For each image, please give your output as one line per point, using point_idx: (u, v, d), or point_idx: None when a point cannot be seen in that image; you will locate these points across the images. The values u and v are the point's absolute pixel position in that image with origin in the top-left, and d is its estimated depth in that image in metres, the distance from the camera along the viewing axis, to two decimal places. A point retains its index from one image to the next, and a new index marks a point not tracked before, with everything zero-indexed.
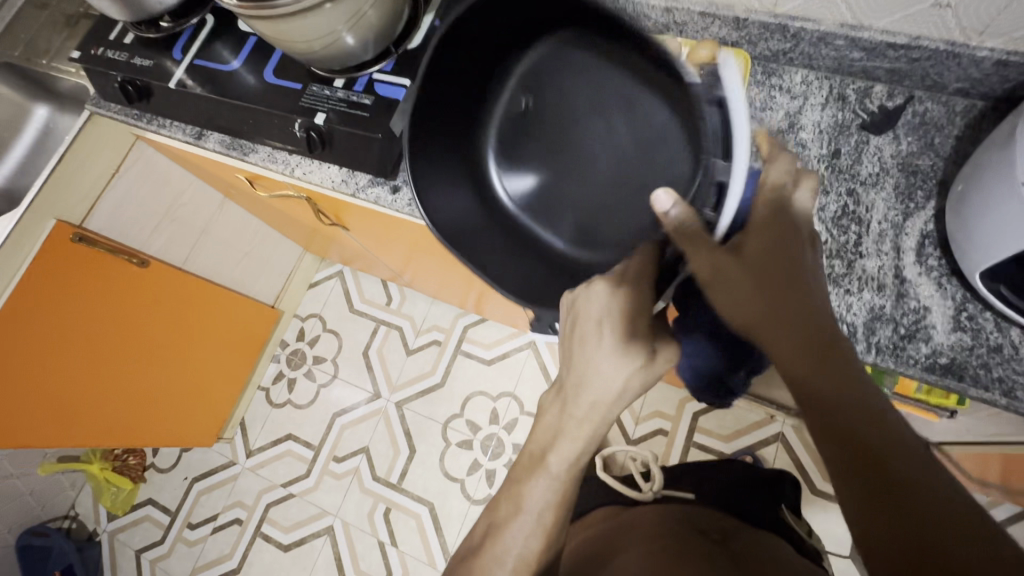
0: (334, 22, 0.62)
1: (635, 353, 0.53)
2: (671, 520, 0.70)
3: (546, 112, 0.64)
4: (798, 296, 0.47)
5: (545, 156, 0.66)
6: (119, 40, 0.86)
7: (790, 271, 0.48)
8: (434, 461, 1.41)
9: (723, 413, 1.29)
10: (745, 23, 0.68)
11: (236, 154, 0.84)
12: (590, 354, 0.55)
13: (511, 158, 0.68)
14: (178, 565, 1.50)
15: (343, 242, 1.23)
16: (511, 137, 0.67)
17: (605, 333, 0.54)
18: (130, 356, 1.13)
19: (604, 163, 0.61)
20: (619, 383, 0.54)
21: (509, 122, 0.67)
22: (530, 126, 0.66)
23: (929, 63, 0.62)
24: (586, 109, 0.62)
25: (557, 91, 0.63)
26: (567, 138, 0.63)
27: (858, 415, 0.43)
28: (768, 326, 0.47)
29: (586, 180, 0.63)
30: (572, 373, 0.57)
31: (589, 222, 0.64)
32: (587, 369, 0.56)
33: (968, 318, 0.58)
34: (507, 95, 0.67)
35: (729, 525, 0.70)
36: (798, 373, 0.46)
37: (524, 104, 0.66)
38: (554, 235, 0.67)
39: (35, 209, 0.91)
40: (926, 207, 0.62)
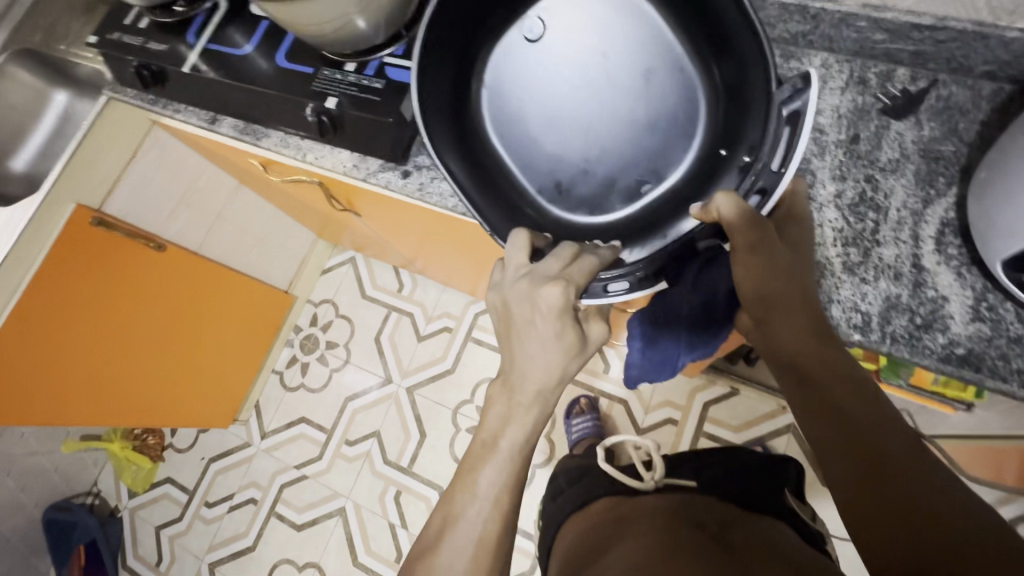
0: (345, 5, 0.62)
1: (572, 343, 0.53)
2: (672, 511, 0.71)
3: (557, 53, 0.62)
4: (800, 285, 0.55)
5: (547, 116, 0.62)
6: (135, 25, 0.87)
7: (804, 257, 0.58)
8: (443, 446, 1.43)
9: (734, 403, 1.28)
10: (763, 3, 0.65)
11: (250, 139, 0.84)
12: (528, 346, 0.54)
13: (501, 99, 0.64)
14: (196, 541, 1.54)
15: (356, 229, 1.24)
16: (513, 73, 0.64)
17: (540, 324, 0.53)
18: (145, 339, 1.15)
19: (608, 114, 0.60)
20: (559, 370, 0.53)
21: (517, 56, 0.63)
22: (539, 62, 0.62)
23: (955, 45, 0.60)
24: (599, 65, 0.60)
25: (574, 37, 0.61)
26: (575, 81, 0.61)
27: (849, 390, 0.51)
28: (784, 309, 0.55)
29: (583, 129, 0.61)
30: (511, 366, 0.55)
31: (577, 174, 0.62)
32: (523, 360, 0.54)
33: (988, 309, 0.57)
34: (512, 35, 0.64)
35: (731, 513, 0.71)
36: (808, 356, 0.53)
37: (537, 37, 0.62)
38: (530, 185, 0.64)
39: (54, 193, 0.93)
40: (947, 194, 0.61)
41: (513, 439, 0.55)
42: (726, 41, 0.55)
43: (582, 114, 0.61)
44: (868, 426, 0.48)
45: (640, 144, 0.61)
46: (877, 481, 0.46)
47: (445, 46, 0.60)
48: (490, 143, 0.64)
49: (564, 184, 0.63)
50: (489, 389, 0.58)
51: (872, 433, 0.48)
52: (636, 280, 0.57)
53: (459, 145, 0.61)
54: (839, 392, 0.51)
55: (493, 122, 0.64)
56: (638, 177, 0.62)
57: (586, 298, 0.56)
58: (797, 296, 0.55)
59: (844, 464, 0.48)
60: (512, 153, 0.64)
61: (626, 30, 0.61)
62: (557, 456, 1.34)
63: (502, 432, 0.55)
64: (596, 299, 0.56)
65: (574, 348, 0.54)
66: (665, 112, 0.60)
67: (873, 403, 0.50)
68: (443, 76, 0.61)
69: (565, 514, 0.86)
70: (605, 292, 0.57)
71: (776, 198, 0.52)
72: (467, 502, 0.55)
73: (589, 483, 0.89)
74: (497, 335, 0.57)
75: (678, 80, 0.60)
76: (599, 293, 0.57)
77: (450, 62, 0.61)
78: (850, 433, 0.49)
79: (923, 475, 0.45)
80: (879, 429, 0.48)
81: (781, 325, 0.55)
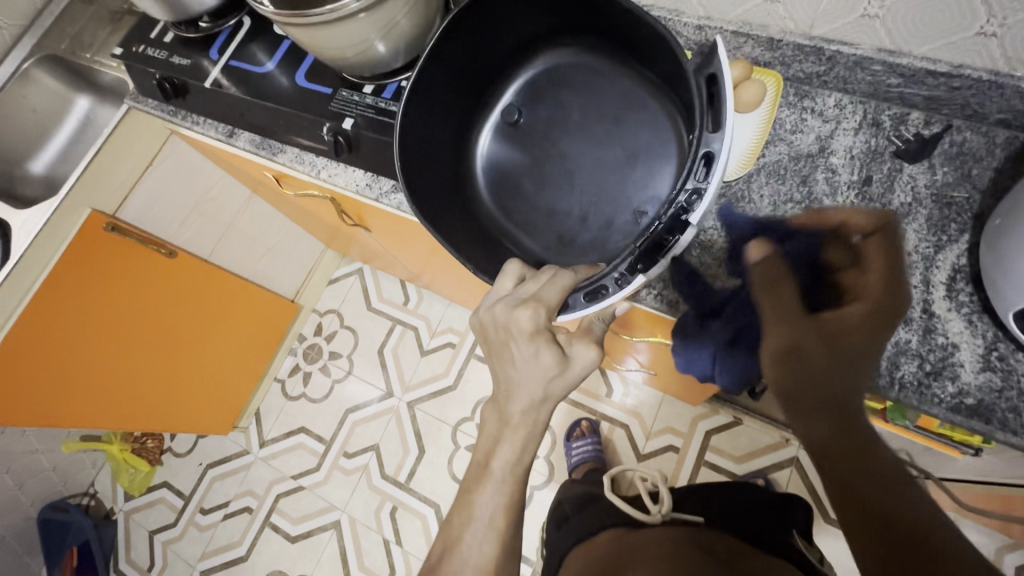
0: (366, 32, 0.64)
1: (554, 366, 0.52)
2: (679, 541, 0.72)
3: (538, 123, 0.69)
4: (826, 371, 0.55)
5: (530, 170, 0.68)
6: (160, 38, 0.89)
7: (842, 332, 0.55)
8: (442, 463, 1.42)
9: (737, 433, 1.27)
10: (779, 44, 0.67)
11: (265, 153, 0.85)
12: (509, 368, 0.54)
13: (499, 154, 0.71)
14: (189, 548, 1.53)
15: (364, 242, 1.24)
16: (502, 143, 0.71)
17: (516, 348, 0.53)
18: (152, 345, 1.16)
19: (592, 161, 0.64)
20: (541, 392, 0.53)
21: (501, 133, 0.71)
22: (518, 136, 0.70)
23: (969, 93, 0.61)
24: (571, 124, 0.67)
25: (549, 102, 0.69)
26: (553, 142, 0.67)
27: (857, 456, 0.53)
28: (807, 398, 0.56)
29: (568, 185, 0.65)
30: (498, 386, 0.55)
31: (576, 226, 0.64)
32: (509, 381, 0.54)
33: (999, 359, 0.56)
34: (502, 106, 0.72)
35: (738, 547, 0.71)
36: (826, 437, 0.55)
37: (513, 117, 0.70)
38: (536, 246, 0.66)
39: (71, 199, 0.94)
40: (960, 240, 0.60)
41: (515, 469, 0.55)
42: (674, 84, 0.60)
43: (566, 164, 0.66)
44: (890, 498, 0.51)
45: (623, 185, 0.62)
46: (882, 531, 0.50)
47: (433, 83, 0.65)
48: (490, 209, 0.69)
49: (565, 239, 0.65)
50: (484, 407, 0.58)
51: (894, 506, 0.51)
52: (616, 283, 0.51)
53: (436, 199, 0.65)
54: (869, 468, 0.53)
55: (492, 179, 0.71)
56: (632, 213, 0.62)
57: (564, 314, 0.53)
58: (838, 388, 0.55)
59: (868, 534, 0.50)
60: (510, 216, 0.68)
61: (593, 90, 0.67)
62: (556, 479, 1.32)
63: (493, 454, 0.55)
64: (576, 314, 0.53)
65: (553, 370, 0.52)
66: (639, 149, 0.63)
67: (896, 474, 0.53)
68: (433, 110, 0.67)
69: (568, 544, 0.85)
70: (586, 303, 0.53)
71: (722, 161, 0.47)
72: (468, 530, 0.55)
73: (589, 512, 0.88)
74: (485, 355, 0.57)
75: (647, 120, 0.63)
76: (579, 305, 0.53)
77: (432, 103, 0.66)
78: (874, 506, 0.51)
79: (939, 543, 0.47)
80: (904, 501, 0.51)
81: (817, 413, 0.55)
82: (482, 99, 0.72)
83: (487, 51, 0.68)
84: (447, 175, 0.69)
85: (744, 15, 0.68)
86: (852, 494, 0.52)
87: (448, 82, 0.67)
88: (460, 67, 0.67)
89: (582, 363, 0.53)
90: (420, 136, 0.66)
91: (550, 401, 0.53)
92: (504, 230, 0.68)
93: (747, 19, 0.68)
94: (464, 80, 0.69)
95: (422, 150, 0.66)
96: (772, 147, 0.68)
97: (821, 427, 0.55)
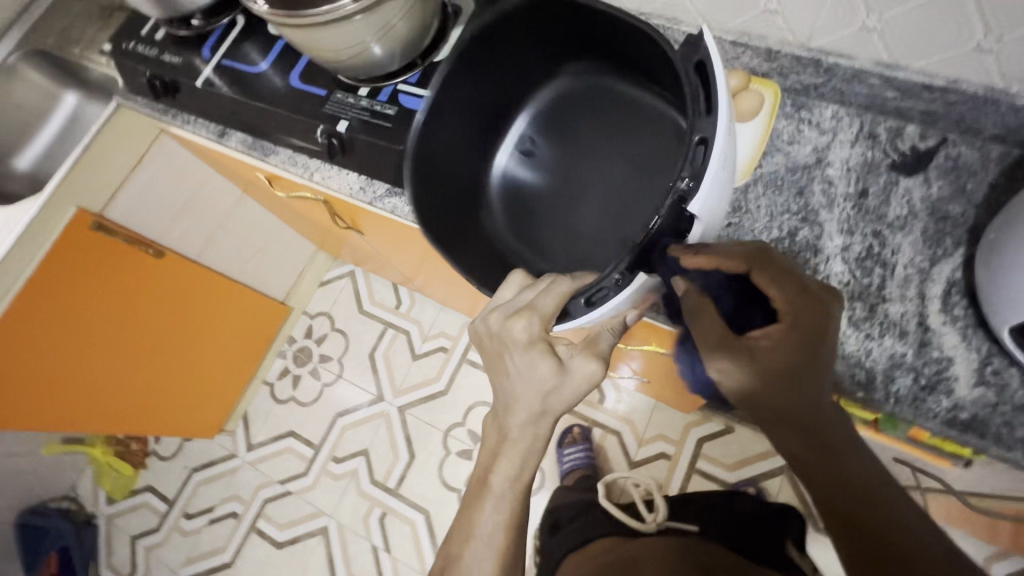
0: (363, 34, 0.63)
1: (553, 377, 0.51)
2: (674, 551, 0.71)
3: (552, 148, 0.70)
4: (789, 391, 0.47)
5: (545, 194, 0.69)
6: (150, 36, 0.87)
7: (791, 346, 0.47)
8: (432, 469, 1.40)
9: (729, 441, 1.27)
10: (777, 55, 0.67)
11: (258, 155, 0.84)
12: (508, 379, 0.53)
13: (514, 174, 0.72)
14: (172, 554, 1.50)
15: (356, 244, 1.23)
16: (518, 168, 0.72)
17: (513, 359, 0.52)
18: (138, 347, 1.14)
19: (606, 184, 0.65)
20: (539, 403, 0.52)
21: (516, 159, 0.72)
22: (533, 162, 0.71)
23: (965, 107, 0.61)
24: (584, 148, 0.68)
25: (562, 125, 0.70)
26: (567, 168, 0.68)
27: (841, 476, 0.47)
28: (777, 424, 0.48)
29: (583, 208, 0.66)
30: (497, 400, 0.55)
31: (593, 248, 0.64)
32: (507, 393, 0.53)
33: (993, 373, 0.56)
34: (517, 132, 0.73)
35: (732, 559, 0.71)
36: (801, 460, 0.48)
37: (527, 145, 0.72)
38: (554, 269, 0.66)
39: (57, 197, 0.92)
40: (955, 254, 0.61)
41: (515, 485, 0.54)
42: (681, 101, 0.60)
43: (580, 186, 0.67)
44: (881, 523, 0.46)
45: (638, 206, 0.63)
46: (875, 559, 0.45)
47: (450, 106, 0.66)
48: (506, 233, 0.70)
49: (583, 261, 0.65)
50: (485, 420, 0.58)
51: (887, 530, 0.46)
52: (615, 286, 0.50)
53: (448, 221, 0.66)
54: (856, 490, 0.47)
55: (506, 201, 0.71)
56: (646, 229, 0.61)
57: (564, 321, 0.52)
58: (808, 406, 0.47)
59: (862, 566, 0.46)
60: (526, 241, 0.69)
61: (604, 114, 0.68)
62: (548, 486, 1.32)
63: (492, 469, 0.54)
64: (576, 320, 0.51)
65: (552, 381, 0.51)
66: (653, 168, 0.63)
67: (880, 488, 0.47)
68: (450, 135, 0.67)
69: (561, 555, 0.84)
70: (586, 308, 0.51)
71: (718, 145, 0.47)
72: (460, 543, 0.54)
73: (582, 522, 0.87)
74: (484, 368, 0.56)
75: (659, 138, 0.63)
76: (580, 312, 0.51)
77: (449, 129, 0.67)
78: (865, 536, 0.46)
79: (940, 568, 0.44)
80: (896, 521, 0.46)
81: (783, 435, 0.48)
82: (497, 122, 0.72)
83: (499, 76, 0.68)
84: (463, 195, 0.70)
85: (743, 26, 0.68)
86: (838, 522, 0.47)
87: (462, 106, 0.67)
88: (477, 90, 0.67)
89: (580, 381, 0.51)
90: (437, 160, 0.66)
91: (550, 415, 0.52)
92: (520, 254, 0.68)
93: (745, 30, 0.68)
94: (477, 100, 0.69)
95: (437, 169, 0.67)
96: (769, 158, 0.68)
97: (796, 450, 0.48)
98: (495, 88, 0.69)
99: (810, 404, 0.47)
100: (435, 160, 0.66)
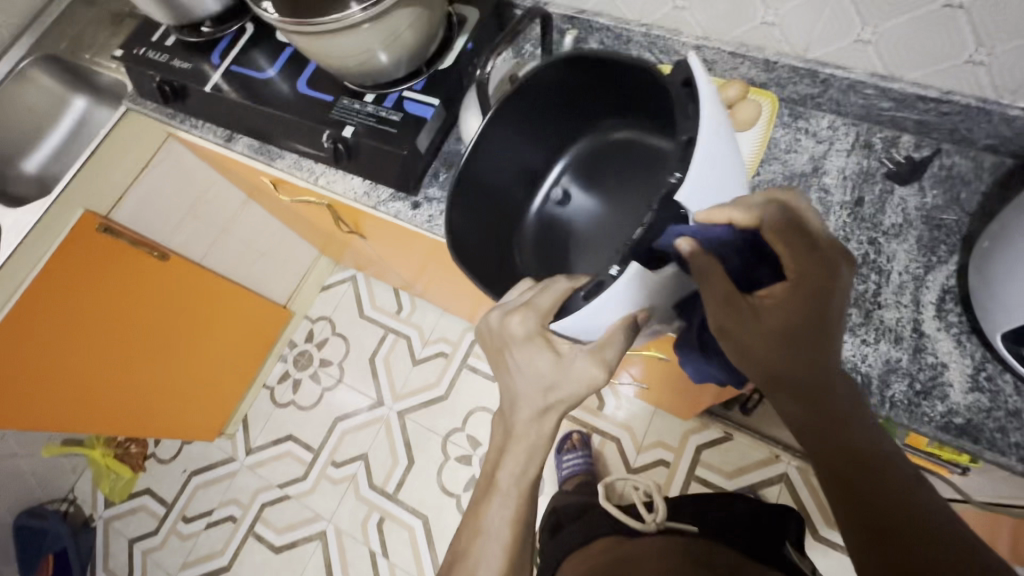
0: (370, 42, 0.64)
1: (554, 373, 0.52)
2: (674, 551, 0.72)
3: (584, 199, 0.71)
4: (797, 355, 0.48)
5: (575, 240, 0.69)
6: (161, 42, 0.89)
7: (803, 313, 0.47)
8: (431, 474, 1.40)
9: (728, 448, 1.27)
10: (775, 66, 0.69)
11: (263, 158, 0.85)
12: (512, 378, 0.54)
13: (548, 213, 0.73)
14: (170, 558, 1.50)
15: (358, 249, 1.24)
16: (550, 216, 0.73)
17: (513, 357, 0.53)
18: (143, 347, 1.15)
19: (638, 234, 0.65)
20: (541, 399, 0.53)
21: (549, 208, 0.73)
22: (564, 211, 0.72)
23: (959, 118, 0.62)
24: (616, 197, 0.69)
25: (597, 169, 0.72)
26: (598, 217, 0.69)
27: (848, 444, 0.49)
28: (786, 386, 0.49)
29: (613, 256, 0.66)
30: (504, 398, 0.55)
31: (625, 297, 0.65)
32: (511, 391, 0.54)
33: (986, 379, 0.57)
34: (551, 181, 0.74)
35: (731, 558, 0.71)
36: (807, 426, 0.49)
37: (561, 196, 0.73)
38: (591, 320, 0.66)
39: (64, 199, 0.93)
40: (949, 262, 0.62)
41: (520, 482, 0.55)
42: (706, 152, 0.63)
43: (613, 232, 0.67)
44: (882, 492, 0.47)
45: None
46: (874, 525, 0.46)
47: (495, 144, 0.68)
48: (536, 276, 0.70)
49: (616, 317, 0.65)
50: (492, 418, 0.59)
51: (887, 498, 0.47)
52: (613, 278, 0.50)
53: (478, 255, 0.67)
54: (859, 458, 0.48)
55: (537, 245, 0.72)
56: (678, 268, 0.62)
57: (563, 318, 0.52)
58: (818, 374, 0.48)
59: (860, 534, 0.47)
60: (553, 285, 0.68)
61: (637, 164, 0.69)
62: (548, 492, 1.31)
63: (496, 467, 0.55)
64: (578, 314, 0.51)
65: (552, 376, 0.52)
66: None
67: (885, 459, 0.48)
68: (487, 172, 0.68)
69: (559, 558, 0.84)
70: (587, 302, 0.51)
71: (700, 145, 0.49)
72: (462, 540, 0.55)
73: (581, 525, 0.88)
74: (489, 367, 0.57)
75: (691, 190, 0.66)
76: (577, 306, 0.52)
77: (487, 168, 0.68)
78: (865, 503, 0.47)
79: (939, 540, 0.44)
80: (896, 490, 0.47)
81: (787, 401, 0.50)
82: (535, 172, 0.73)
83: (538, 125, 0.71)
84: (496, 227, 0.70)
85: (741, 37, 0.69)
86: (838, 488, 0.48)
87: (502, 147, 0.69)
88: (515, 133, 0.69)
89: (583, 378, 0.52)
90: (472, 189, 0.67)
91: (555, 412, 0.53)
92: None
93: (744, 41, 0.70)
94: (521, 141, 0.71)
95: (472, 202, 0.67)
96: (767, 165, 0.70)
97: (798, 415, 0.50)
98: (534, 135, 0.71)
99: (812, 367, 0.48)
100: (470, 194, 0.67)
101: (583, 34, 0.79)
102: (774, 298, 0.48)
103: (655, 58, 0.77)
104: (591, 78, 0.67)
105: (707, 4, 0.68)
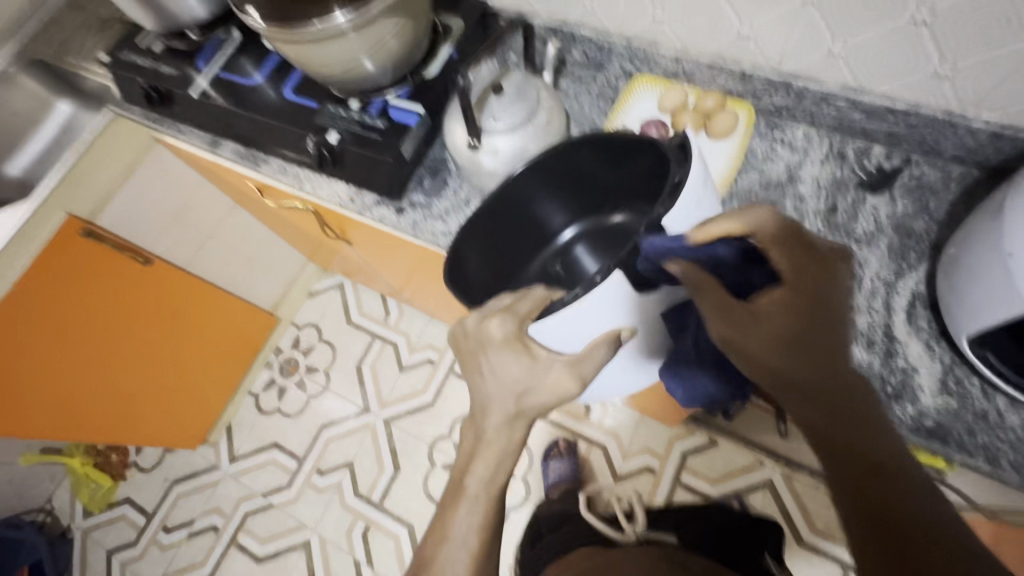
0: (355, 49, 0.65)
1: (527, 374, 0.53)
2: (654, 558, 0.72)
3: (576, 271, 0.72)
4: (811, 356, 0.47)
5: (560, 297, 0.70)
6: (148, 47, 0.89)
7: (815, 316, 0.47)
8: (418, 481, 1.40)
9: (712, 454, 1.28)
10: (751, 77, 0.71)
11: (249, 164, 0.86)
12: (487, 376, 0.54)
13: (550, 270, 0.74)
14: (149, 569, 1.47)
15: (345, 255, 1.24)
16: (542, 278, 0.74)
17: (485, 358, 0.54)
18: (126, 353, 1.14)
19: None
20: (513, 405, 0.54)
21: (544, 272, 0.74)
22: (556, 277, 0.73)
23: (927, 130, 0.64)
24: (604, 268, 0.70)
25: (612, 241, 0.71)
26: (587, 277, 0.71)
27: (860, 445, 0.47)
28: (798, 387, 0.48)
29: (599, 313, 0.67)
30: (475, 402, 0.56)
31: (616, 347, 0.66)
32: (483, 392, 0.55)
33: (955, 382, 0.58)
34: (555, 248, 0.75)
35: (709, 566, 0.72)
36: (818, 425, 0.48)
37: (558, 263, 0.74)
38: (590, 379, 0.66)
39: (46, 203, 0.92)
40: (918, 268, 0.63)
41: (489, 486, 0.56)
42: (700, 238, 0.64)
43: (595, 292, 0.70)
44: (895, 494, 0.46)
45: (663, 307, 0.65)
46: (882, 527, 0.45)
47: (511, 198, 0.68)
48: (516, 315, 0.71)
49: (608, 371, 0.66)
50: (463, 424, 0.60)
51: (904, 501, 0.45)
52: (594, 285, 0.51)
53: (469, 285, 0.67)
54: (873, 459, 0.47)
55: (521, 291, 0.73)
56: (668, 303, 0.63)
57: (545, 320, 0.53)
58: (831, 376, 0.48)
59: (876, 541, 0.45)
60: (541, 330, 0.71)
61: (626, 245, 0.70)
62: (532, 499, 1.31)
63: (470, 471, 0.56)
64: (554, 316, 0.52)
65: (525, 378, 0.53)
66: None
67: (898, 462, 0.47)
68: (497, 223, 0.69)
69: (540, 564, 0.85)
70: (566, 307, 0.52)
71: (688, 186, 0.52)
72: (438, 545, 0.56)
73: (564, 531, 0.88)
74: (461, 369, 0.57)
75: None
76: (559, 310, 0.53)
77: (491, 221, 0.68)
78: (873, 505, 0.46)
79: (952, 543, 0.43)
80: (907, 493, 0.46)
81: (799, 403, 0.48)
82: (542, 239, 0.74)
83: (554, 193, 0.70)
84: (495, 271, 0.71)
85: (718, 50, 0.71)
86: (851, 492, 0.47)
87: (515, 208, 0.69)
88: (527, 198, 0.69)
89: (553, 382, 0.53)
90: (476, 231, 0.67)
91: (524, 417, 0.55)
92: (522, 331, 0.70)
93: (721, 53, 0.72)
94: (547, 198, 0.70)
95: (475, 243, 0.68)
96: (744, 175, 0.72)
97: (811, 419, 0.49)
98: (550, 203, 0.71)
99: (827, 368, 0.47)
100: (473, 238, 0.67)
101: (566, 45, 0.81)
102: (786, 302, 0.47)
103: (636, 69, 0.79)
104: (612, 163, 0.66)
105: (685, 18, 0.70)
